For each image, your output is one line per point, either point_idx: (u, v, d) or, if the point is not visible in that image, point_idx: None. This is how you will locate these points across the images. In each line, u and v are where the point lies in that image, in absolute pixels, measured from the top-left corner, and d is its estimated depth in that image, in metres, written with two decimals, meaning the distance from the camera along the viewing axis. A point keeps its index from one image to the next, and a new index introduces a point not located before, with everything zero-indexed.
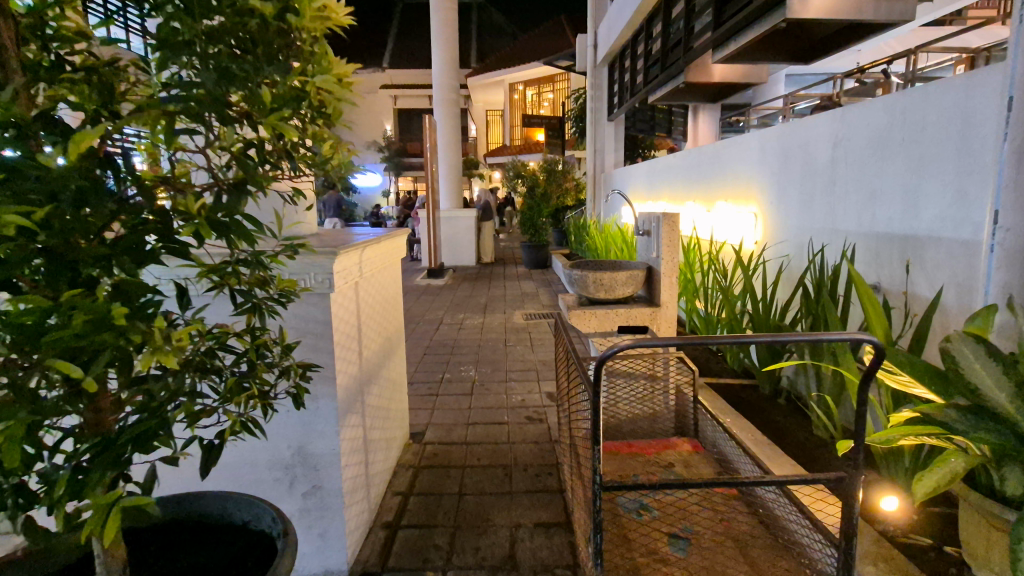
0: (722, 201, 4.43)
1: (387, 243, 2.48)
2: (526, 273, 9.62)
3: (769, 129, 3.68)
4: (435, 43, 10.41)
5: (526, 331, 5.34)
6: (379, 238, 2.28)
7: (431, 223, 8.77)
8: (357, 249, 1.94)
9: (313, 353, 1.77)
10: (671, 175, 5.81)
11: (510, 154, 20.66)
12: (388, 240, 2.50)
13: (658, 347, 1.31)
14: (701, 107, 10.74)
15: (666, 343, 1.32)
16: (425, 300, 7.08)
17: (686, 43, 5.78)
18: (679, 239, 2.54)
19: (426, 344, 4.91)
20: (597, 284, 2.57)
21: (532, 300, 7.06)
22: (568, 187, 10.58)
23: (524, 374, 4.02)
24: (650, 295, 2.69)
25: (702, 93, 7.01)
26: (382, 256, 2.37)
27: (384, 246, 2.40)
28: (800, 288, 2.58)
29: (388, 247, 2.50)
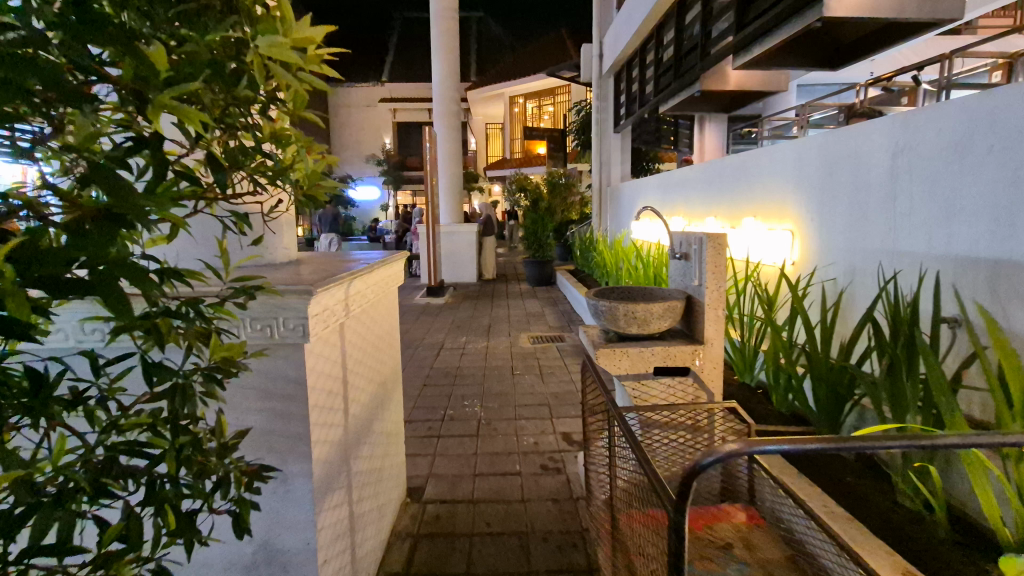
0: (750, 218, 4.06)
1: (382, 271, 2.09)
2: (530, 290, 9.25)
3: (809, 137, 3.31)
4: (435, 54, 10.11)
5: (533, 358, 4.93)
6: (371, 265, 1.90)
7: (430, 239, 8.38)
8: (341, 284, 1.55)
9: (285, 421, 1.37)
10: (689, 189, 5.42)
11: (511, 168, 20.40)
12: (383, 268, 2.11)
13: (772, 454, 0.91)
14: (709, 118, 10.43)
15: (780, 449, 0.92)
16: (424, 322, 6.66)
17: (704, 48, 5.46)
18: (728, 265, 2.14)
19: (425, 374, 4.49)
20: (629, 316, 2.18)
21: (538, 321, 6.66)
22: (572, 201, 10.24)
23: (535, 410, 3.59)
24: (690, 330, 2.29)
25: (715, 102, 6.69)
26: (375, 288, 1.98)
27: (377, 274, 2.01)
28: (868, 322, 2.20)
29: (383, 275, 2.11)
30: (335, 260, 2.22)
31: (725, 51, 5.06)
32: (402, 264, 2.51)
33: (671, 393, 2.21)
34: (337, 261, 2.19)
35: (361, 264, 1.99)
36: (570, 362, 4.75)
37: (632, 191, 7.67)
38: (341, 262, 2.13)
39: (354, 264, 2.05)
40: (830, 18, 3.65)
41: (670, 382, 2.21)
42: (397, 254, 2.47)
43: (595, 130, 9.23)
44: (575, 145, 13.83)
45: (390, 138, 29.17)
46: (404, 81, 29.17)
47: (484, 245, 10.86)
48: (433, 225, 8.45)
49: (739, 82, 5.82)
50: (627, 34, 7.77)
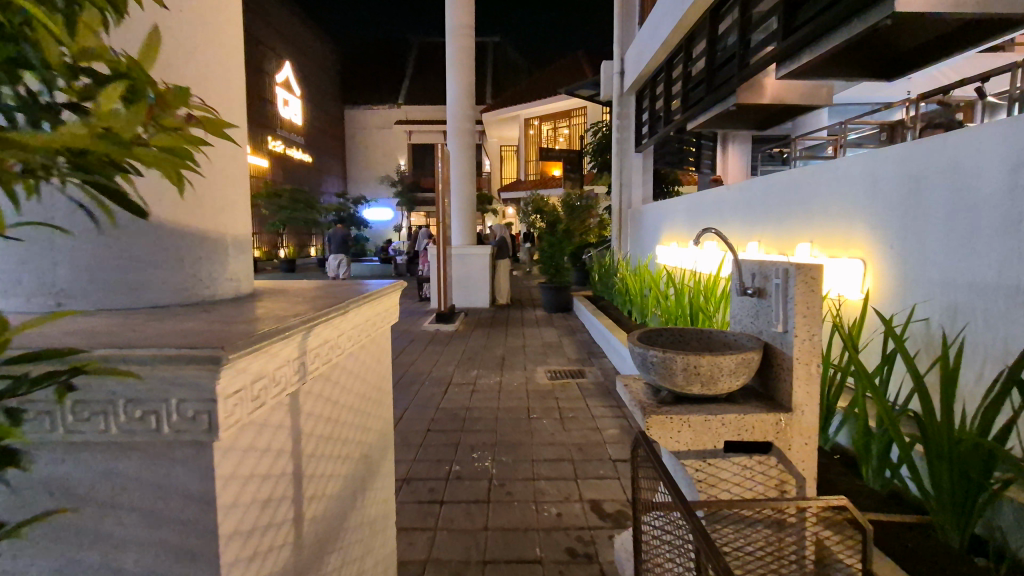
0: (804, 244, 3.53)
1: (365, 311, 1.60)
2: (546, 317, 8.72)
3: (884, 149, 2.80)
4: (449, 71, 9.82)
5: (552, 397, 4.38)
6: (346, 305, 1.40)
7: (439, 261, 7.90)
8: (289, 339, 1.06)
9: (183, 563, 0.86)
10: (726, 211, 4.88)
11: (526, 190, 20.01)
12: (368, 306, 1.62)
13: None
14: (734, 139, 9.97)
15: None
16: (433, 353, 6.13)
17: (743, 57, 5.01)
18: (823, 309, 1.62)
19: (430, 417, 3.94)
20: (689, 372, 1.67)
21: (556, 352, 6.12)
22: (591, 223, 9.75)
23: (556, 467, 3.04)
24: (768, 390, 1.76)
25: (748, 117, 6.21)
26: (353, 334, 1.48)
27: (358, 316, 1.52)
28: (1011, 385, 1.64)
29: (367, 316, 1.62)
30: (308, 293, 1.74)
31: (767, 60, 4.59)
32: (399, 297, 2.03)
33: (746, 476, 1.66)
34: (310, 294, 1.70)
35: (336, 301, 1.50)
36: (593, 403, 4.19)
37: (656, 211, 7.16)
38: (314, 296, 1.65)
39: (329, 299, 1.56)
40: (901, 14, 3.18)
41: (743, 460, 1.66)
42: (393, 285, 1.97)
43: (616, 149, 8.80)
44: (592, 167, 13.38)
45: (404, 159, 29.10)
46: (419, 104, 29.20)
47: (498, 268, 10.37)
48: (445, 247, 7.99)
49: (776, 95, 5.34)
50: (650, 49, 7.39)
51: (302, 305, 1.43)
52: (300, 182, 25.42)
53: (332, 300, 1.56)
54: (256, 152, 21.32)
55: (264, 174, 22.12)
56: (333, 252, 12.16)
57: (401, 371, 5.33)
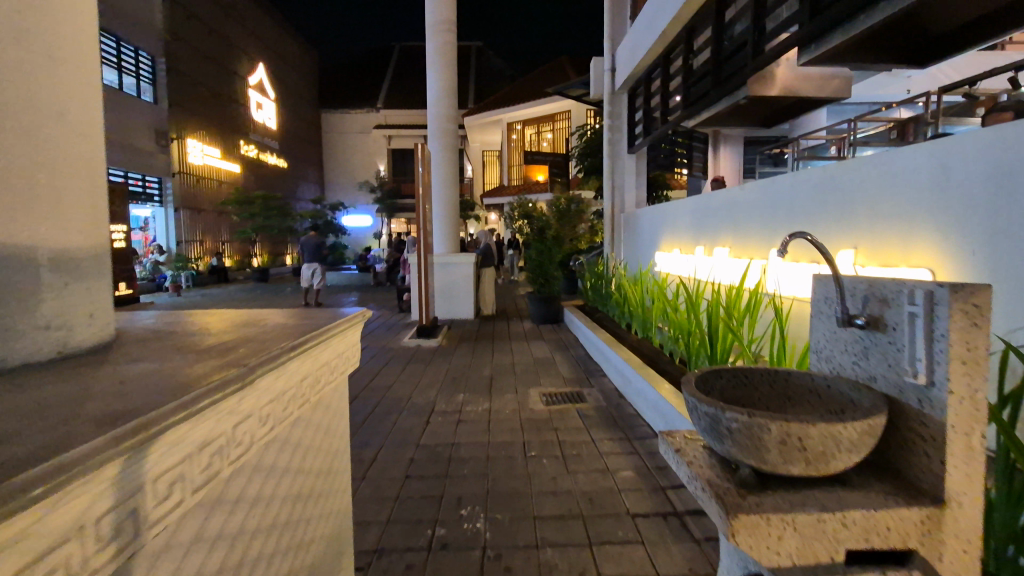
0: (849, 251, 3.03)
1: (303, 365, 1.05)
2: (535, 330, 8.16)
3: (960, 137, 2.30)
4: (429, 68, 9.27)
5: (550, 428, 3.82)
6: (256, 368, 0.86)
7: (421, 270, 7.30)
8: (90, 478, 0.55)
9: None
10: (740, 214, 4.40)
11: (509, 196, 19.46)
12: (306, 356, 1.07)
13: None
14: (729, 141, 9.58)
15: None
16: (413, 374, 5.51)
17: (757, 44, 4.55)
18: (989, 352, 1.10)
19: (408, 458, 3.34)
20: (780, 445, 1.14)
21: (549, 371, 5.56)
22: (581, 228, 9.23)
23: (563, 529, 2.48)
24: (888, 463, 1.24)
25: (752, 113, 5.80)
26: (277, 407, 0.93)
27: (288, 376, 0.98)
28: None
29: (307, 372, 1.07)
30: (219, 338, 1.18)
31: (785, 47, 4.15)
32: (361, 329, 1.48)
33: None
34: (221, 340, 1.15)
35: (244, 355, 0.96)
36: (598, 436, 3.63)
37: (655, 216, 6.69)
38: (223, 345, 1.10)
39: (240, 351, 1.02)
40: None
41: None
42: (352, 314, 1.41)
43: (608, 151, 8.34)
44: (579, 171, 12.90)
45: (383, 166, 28.38)
46: (398, 108, 28.55)
47: (483, 277, 9.79)
48: (427, 255, 7.39)
49: (786, 88, 4.91)
50: (645, 44, 6.94)
51: (182, 369, 0.89)
52: (274, 188, 24.56)
53: (245, 349, 1.02)
54: (227, 157, 20.45)
55: (236, 179, 21.27)
56: (306, 261, 11.44)
57: (376, 397, 4.71)
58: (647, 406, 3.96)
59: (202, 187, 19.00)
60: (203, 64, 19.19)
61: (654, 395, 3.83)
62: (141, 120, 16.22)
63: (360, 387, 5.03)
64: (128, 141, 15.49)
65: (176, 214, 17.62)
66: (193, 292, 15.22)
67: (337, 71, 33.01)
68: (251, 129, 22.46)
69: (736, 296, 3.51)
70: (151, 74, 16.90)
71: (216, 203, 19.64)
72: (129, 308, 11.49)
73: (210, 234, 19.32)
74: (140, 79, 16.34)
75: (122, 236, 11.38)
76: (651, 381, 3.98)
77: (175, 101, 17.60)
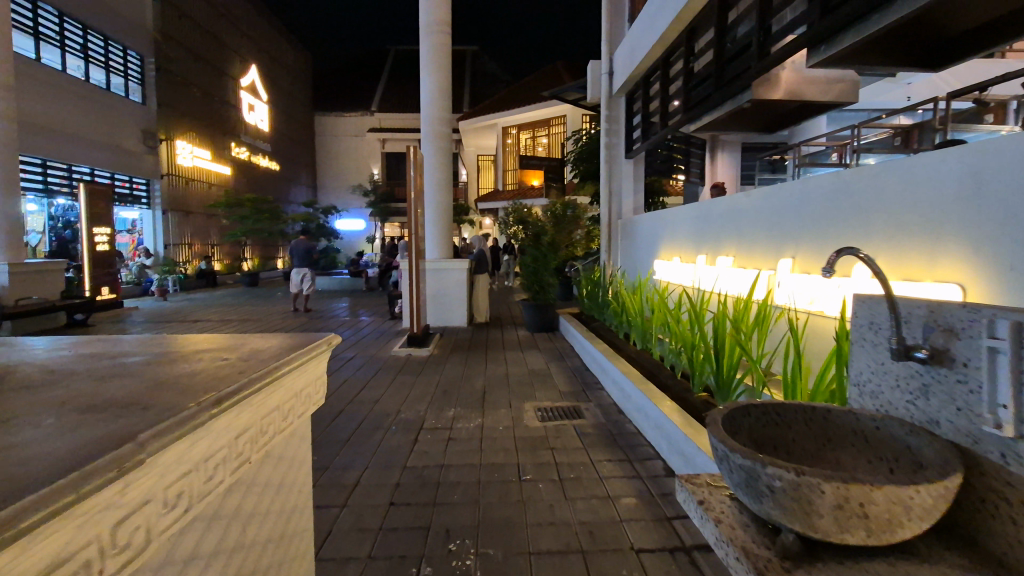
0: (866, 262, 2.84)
1: (236, 418, 1.07)
2: (529, 338, 7.94)
3: (995, 141, 2.11)
4: (423, 70, 9.06)
5: (546, 447, 3.60)
6: (172, 433, 0.87)
7: (412, 277, 7.07)
8: None
9: None
10: (744, 222, 4.21)
11: (504, 201, 19.26)
12: (242, 407, 1.08)
13: None
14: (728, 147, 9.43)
15: None
16: (402, 386, 5.28)
17: (762, 45, 4.38)
18: None
19: (393, 482, 3.11)
20: (837, 509, 0.92)
21: (544, 383, 5.34)
22: (578, 233, 9.02)
23: (561, 568, 2.25)
24: (961, 531, 1.05)
25: (754, 118, 5.63)
26: (202, 467, 0.95)
27: (221, 432, 1.01)
28: None
29: (242, 423, 1.09)
30: (157, 385, 1.17)
31: (793, 49, 3.98)
32: (317, 362, 1.54)
33: None
34: (158, 387, 1.15)
35: (169, 410, 0.97)
36: (597, 457, 3.41)
37: (653, 222, 6.50)
38: (161, 394, 1.09)
39: (169, 402, 1.03)
40: None
41: None
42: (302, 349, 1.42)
43: (605, 155, 8.17)
44: (574, 177, 12.71)
45: (377, 169, 28.13)
46: (393, 112, 28.32)
47: (476, 283, 9.56)
48: (418, 261, 7.15)
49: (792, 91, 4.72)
50: (643, 47, 6.79)
51: (103, 433, 0.89)
52: (266, 190, 24.26)
53: (175, 400, 1.03)
54: (217, 159, 20.17)
55: (227, 181, 20.96)
56: (295, 266, 11.19)
57: (362, 411, 4.47)
58: (647, 423, 3.74)
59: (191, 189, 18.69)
60: (194, 65, 18.95)
61: (654, 412, 3.62)
62: (130, 120, 15.95)
63: (345, 401, 4.79)
64: (115, 142, 15.21)
65: (164, 217, 17.32)
66: (180, 297, 14.87)
67: (331, 74, 32.82)
68: (242, 131, 22.18)
69: (745, 308, 3.30)
70: (140, 74, 16.65)
71: (206, 206, 19.32)
72: (112, 312, 11.20)
73: (198, 236, 18.98)
74: (130, 79, 16.10)
75: (106, 239, 11.08)
76: (652, 397, 3.76)
77: (165, 102, 17.35)
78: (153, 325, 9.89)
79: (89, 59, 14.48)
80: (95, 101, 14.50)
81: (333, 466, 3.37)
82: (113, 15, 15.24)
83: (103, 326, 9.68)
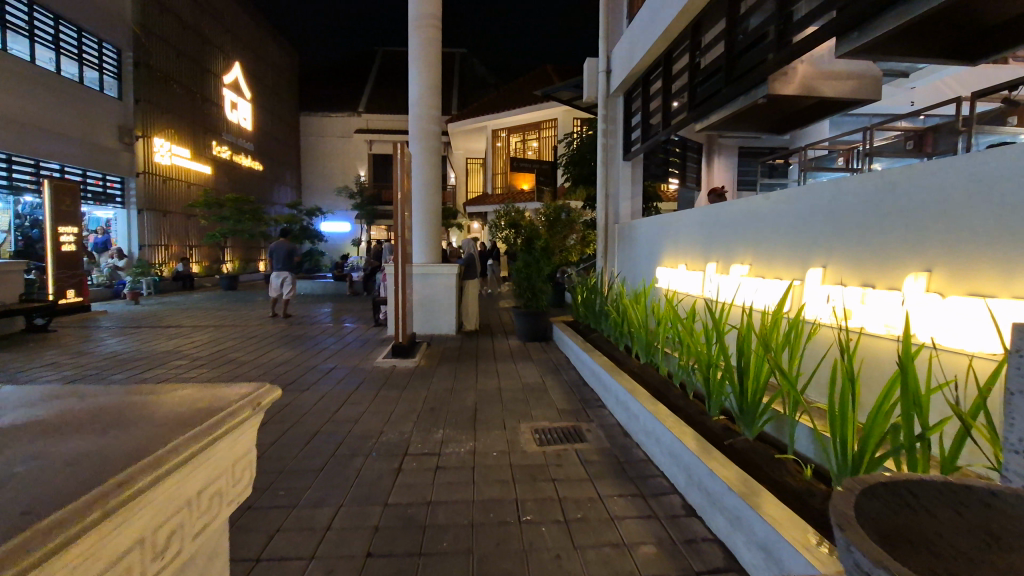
0: (911, 274, 2.51)
1: (147, 505, 1.12)
2: (521, 348, 7.53)
3: None
4: (411, 65, 8.64)
5: (547, 478, 3.19)
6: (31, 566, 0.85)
7: (397, 282, 6.61)
8: None
9: None
10: (762, 227, 3.84)
11: (493, 204, 18.84)
12: (154, 494, 1.14)
13: None
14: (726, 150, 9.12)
15: None
16: (386, 402, 4.83)
17: (780, 35, 4.03)
18: None
19: (372, 525, 2.67)
20: None
21: (540, 399, 4.94)
22: (574, 238, 8.60)
23: None
24: None
25: (763, 116, 5.30)
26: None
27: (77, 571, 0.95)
28: None
29: (156, 506, 1.15)
30: (56, 473, 1.16)
31: (820, 37, 3.62)
32: (236, 439, 1.50)
33: None
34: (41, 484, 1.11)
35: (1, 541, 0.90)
36: (606, 492, 3.00)
37: (653, 228, 6.15)
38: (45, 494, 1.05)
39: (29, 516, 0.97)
40: None
41: None
42: (235, 410, 1.50)
43: (601, 156, 7.82)
44: (567, 180, 12.33)
45: (363, 171, 27.66)
46: (380, 113, 27.79)
47: (466, 289, 9.13)
48: (404, 265, 6.71)
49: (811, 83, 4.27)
50: (644, 43, 6.45)
51: None
52: (248, 191, 23.56)
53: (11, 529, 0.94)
54: (197, 158, 19.52)
55: (207, 181, 20.29)
56: (275, 269, 10.64)
57: (341, 431, 4.03)
58: (659, 449, 3.33)
59: (169, 188, 18.01)
60: (176, 61, 18.33)
61: (668, 437, 3.21)
62: (105, 116, 15.31)
63: (322, 419, 4.34)
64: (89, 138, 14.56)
65: (140, 217, 16.65)
66: (153, 300, 14.17)
67: (317, 75, 32.24)
68: (224, 130, 21.52)
69: (775, 321, 2.91)
70: (117, 69, 16.02)
71: (184, 206, 18.64)
72: (78, 315, 10.53)
73: (176, 237, 18.29)
74: (105, 73, 15.38)
75: (72, 238, 10.46)
76: (664, 420, 3.35)
77: (143, 98, 16.73)
78: (121, 330, 9.28)
79: (62, 51, 13.84)
80: (67, 96, 13.85)
81: (302, 502, 2.92)
82: (89, 6, 14.62)
83: (68, 332, 9.07)
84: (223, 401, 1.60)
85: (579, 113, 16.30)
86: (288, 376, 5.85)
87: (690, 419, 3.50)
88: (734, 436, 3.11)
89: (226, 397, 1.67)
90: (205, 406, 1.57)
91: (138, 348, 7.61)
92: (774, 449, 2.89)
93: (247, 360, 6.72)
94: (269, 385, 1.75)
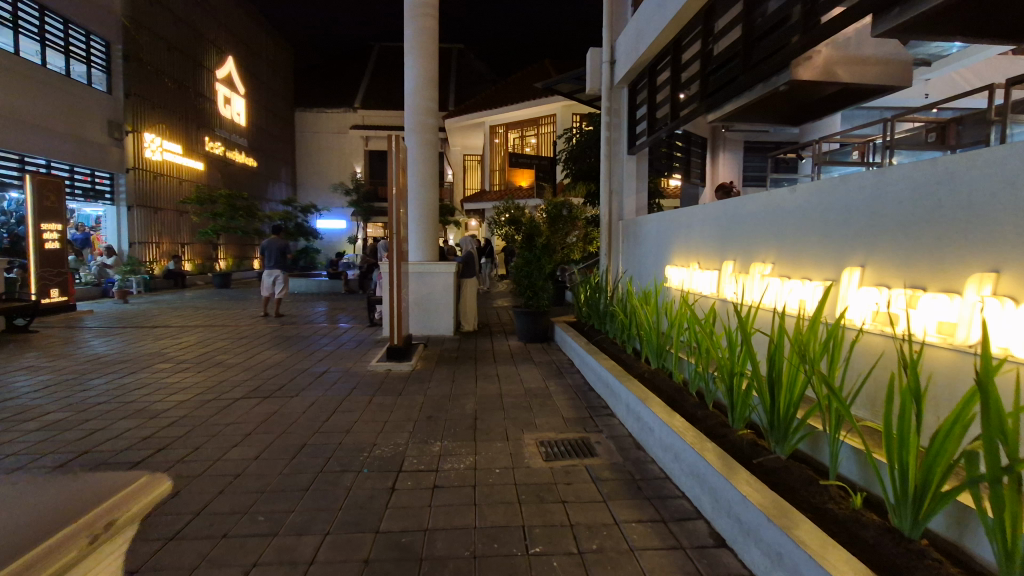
0: (974, 279, 2.20)
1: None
2: (521, 349, 7.23)
3: None
4: (406, 55, 8.30)
5: (556, 498, 2.90)
6: None
7: (393, 281, 6.29)
8: None
9: None
10: (787, 224, 3.55)
11: (491, 201, 18.54)
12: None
13: None
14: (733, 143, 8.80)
15: None
16: (381, 409, 4.52)
17: (805, 16, 3.72)
18: None
19: (361, 558, 2.36)
20: None
21: (544, 406, 4.64)
22: (577, 236, 8.27)
23: None
24: None
25: (780, 105, 5.00)
26: None
27: None
28: None
29: None
30: None
31: (853, 17, 3.32)
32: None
33: None
34: None
35: None
36: (623, 517, 2.71)
37: (662, 224, 5.84)
38: None
39: None
40: None
41: None
42: (70, 537, 1.13)
43: (605, 150, 7.51)
44: (566, 177, 12.01)
45: (359, 167, 27.30)
46: (376, 109, 27.41)
47: (464, 287, 8.82)
48: (400, 263, 6.39)
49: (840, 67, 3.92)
50: (651, 31, 6.14)
51: None
52: (242, 187, 23.17)
53: None
54: (190, 153, 19.14)
55: (199, 177, 19.89)
56: (267, 267, 10.30)
57: (332, 443, 3.72)
58: (678, 467, 3.04)
59: (160, 184, 17.63)
60: (167, 54, 17.92)
61: (689, 455, 2.91)
62: (94, 111, 14.92)
63: (311, 428, 4.03)
64: (77, 132, 14.16)
65: (130, 213, 16.27)
66: (143, 299, 13.81)
67: (313, 71, 31.84)
68: (217, 125, 21.11)
69: (812, 328, 2.60)
70: (106, 62, 15.60)
71: (176, 202, 18.25)
72: (62, 315, 10.18)
73: (167, 234, 17.91)
74: (93, 66, 14.94)
75: (56, 236, 10.11)
76: (684, 434, 3.05)
77: (133, 92, 16.33)
78: (106, 330, 8.93)
79: (47, 43, 13.41)
80: (54, 89, 13.45)
81: (285, 529, 2.61)
82: None
83: (51, 332, 8.72)
84: (114, 488, 1.35)
85: (579, 109, 15.98)
86: (278, 380, 5.54)
87: (708, 431, 3.21)
88: (762, 453, 2.81)
89: (111, 482, 1.40)
90: (107, 477, 1.43)
91: (121, 350, 7.28)
92: (810, 470, 2.60)
93: (235, 363, 6.39)
94: (157, 475, 1.44)
